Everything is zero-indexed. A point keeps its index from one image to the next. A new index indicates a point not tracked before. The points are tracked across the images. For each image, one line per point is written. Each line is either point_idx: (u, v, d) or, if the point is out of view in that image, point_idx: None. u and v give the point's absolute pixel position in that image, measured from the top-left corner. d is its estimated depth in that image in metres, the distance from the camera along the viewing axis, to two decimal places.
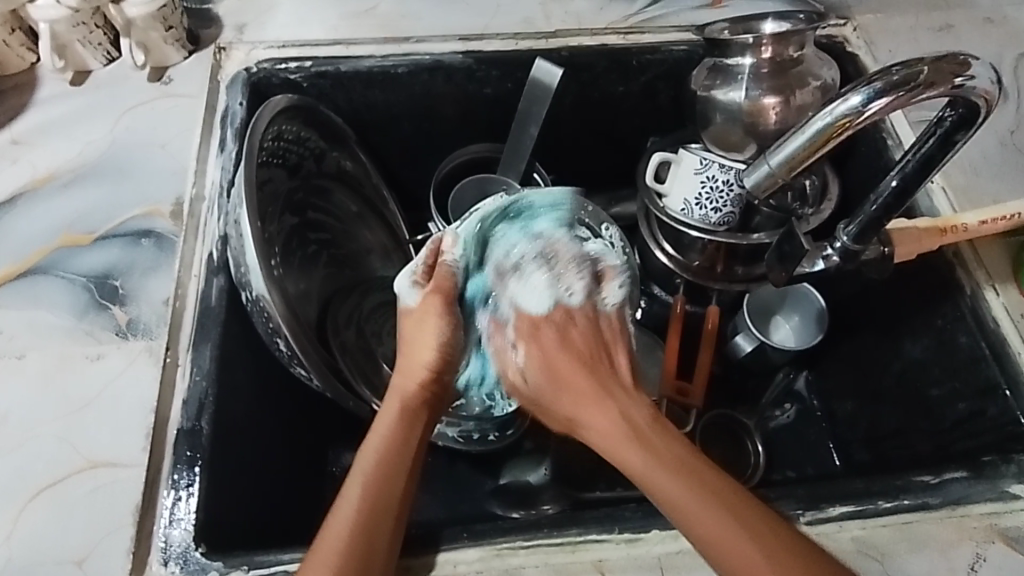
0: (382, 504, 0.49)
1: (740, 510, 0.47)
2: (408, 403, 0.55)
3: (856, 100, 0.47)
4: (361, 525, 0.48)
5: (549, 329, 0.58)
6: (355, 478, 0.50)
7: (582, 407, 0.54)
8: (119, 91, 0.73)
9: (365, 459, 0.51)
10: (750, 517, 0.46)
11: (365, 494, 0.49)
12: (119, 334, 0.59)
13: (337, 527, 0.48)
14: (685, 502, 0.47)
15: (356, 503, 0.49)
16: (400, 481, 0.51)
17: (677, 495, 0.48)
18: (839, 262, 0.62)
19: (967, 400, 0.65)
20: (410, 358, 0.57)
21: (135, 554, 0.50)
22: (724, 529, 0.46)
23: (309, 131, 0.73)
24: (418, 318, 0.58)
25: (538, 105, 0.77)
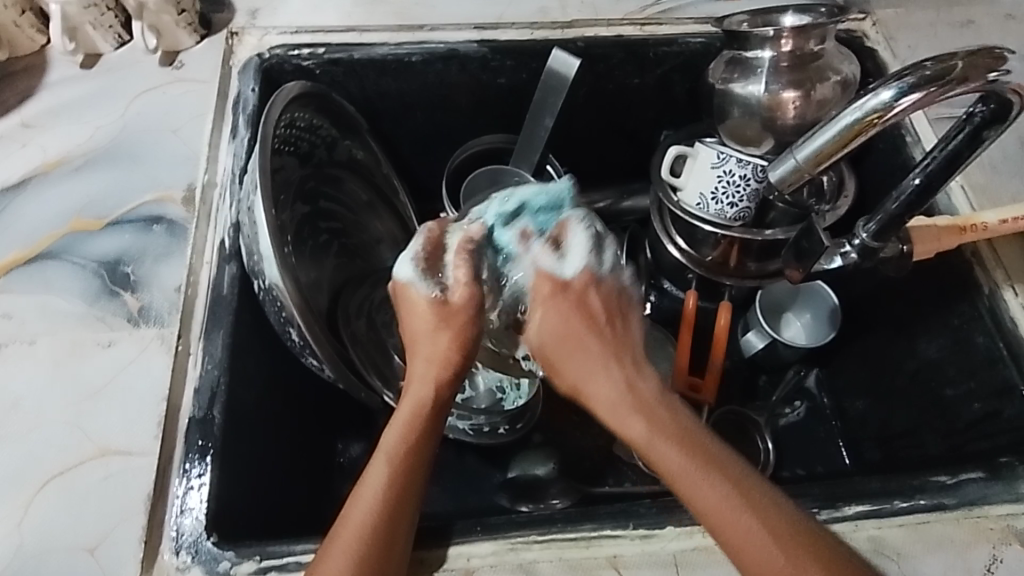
0: (402, 494, 0.50)
1: (749, 494, 0.48)
2: (436, 397, 0.54)
3: (887, 94, 0.46)
4: (387, 509, 0.49)
5: (561, 311, 0.58)
6: (379, 463, 0.51)
7: (601, 378, 0.55)
8: (130, 75, 0.72)
9: (392, 435, 0.53)
10: (757, 498, 0.48)
11: (393, 478, 0.50)
12: (130, 320, 0.58)
13: (358, 513, 0.49)
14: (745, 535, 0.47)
15: (380, 488, 0.50)
16: (422, 463, 0.52)
17: (684, 474, 0.49)
18: (857, 259, 0.61)
19: (982, 400, 0.65)
20: (433, 348, 0.56)
21: (147, 543, 0.50)
22: (733, 509, 0.48)
23: (321, 119, 0.73)
24: (454, 313, 0.56)
25: (554, 96, 0.76)
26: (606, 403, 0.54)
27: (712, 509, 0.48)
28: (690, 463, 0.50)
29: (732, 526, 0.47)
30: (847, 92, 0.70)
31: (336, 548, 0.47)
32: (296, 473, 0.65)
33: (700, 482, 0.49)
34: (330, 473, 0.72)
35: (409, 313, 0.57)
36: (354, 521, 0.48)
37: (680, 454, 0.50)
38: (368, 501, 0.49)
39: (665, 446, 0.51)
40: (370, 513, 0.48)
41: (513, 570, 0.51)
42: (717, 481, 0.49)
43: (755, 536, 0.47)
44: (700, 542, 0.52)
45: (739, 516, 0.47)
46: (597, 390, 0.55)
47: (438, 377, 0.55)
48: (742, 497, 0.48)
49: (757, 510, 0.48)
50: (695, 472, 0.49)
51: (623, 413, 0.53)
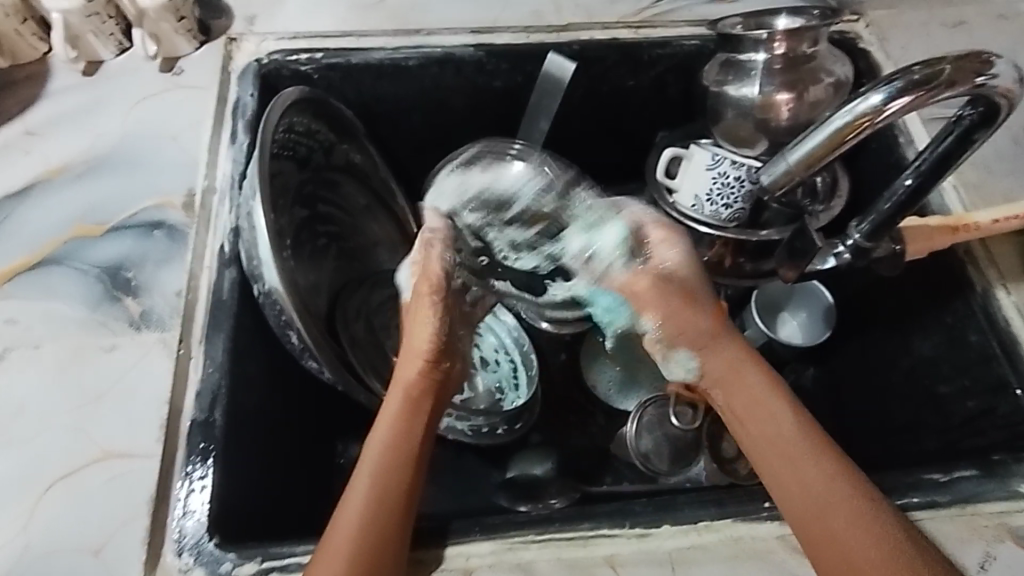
0: (389, 497, 0.51)
1: (864, 508, 0.50)
2: (410, 395, 0.56)
3: (876, 98, 0.46)
4: (371, 521, 0.49)
5: (676, 309, 0.60)
6: (364, 470, 0.52)
7: (739, 396, 0.58)
8: (129, 82, 0.72)
9: (373, 454, 0.53)
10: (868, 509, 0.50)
11: (374, 487, 0.51)
12: (132, 325, 0.59)
13: (345, 520, 0.50)
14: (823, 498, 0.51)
15: (363, 499, 0.51)
16: (401, 474, 0.53)
17: (785, 476, 0.53)
18: (851, 259, 0.63)
19: (976, 398, 0.65)
20: (410, 346, 0.57)
21: (150, 545, 0.50)
22: (851, 528, 0.49)
23: (320, 123, 0.74)
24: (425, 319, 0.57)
25: (550, 97, 0.79)
26: (726, 368, 0.59)
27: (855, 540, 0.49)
28: (807, 462, 0.53)
29: (811, 496, 0.51)
30: (840, 93, 0.71)
31: (329, 551, 0.48)
32: (297, 477, 0.66)
33: (813, 490, 0.51)
34: (332, 474, 0.72)
35: (411, 313, 0.58)
36: (341, 534, 0.49)
37: (811, 467, 0.52)
38: (354, 514, 0.50)
39: (769, 415, 0.56)
40: (357, 525, 0.49)
41: (511, 569, 0.51)
42: (842, 494, 0.51)
43: (858, 543, 0.48)
44: (695, 540, 0.53)
45: (843, 523, 0.49)
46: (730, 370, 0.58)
47: (409, 384, 0.56)
48: (839, 495, 0.50)
49: (858, 515, 0.50)
50: (795, 444, 0.54)
51: (755, 423, 0.56)
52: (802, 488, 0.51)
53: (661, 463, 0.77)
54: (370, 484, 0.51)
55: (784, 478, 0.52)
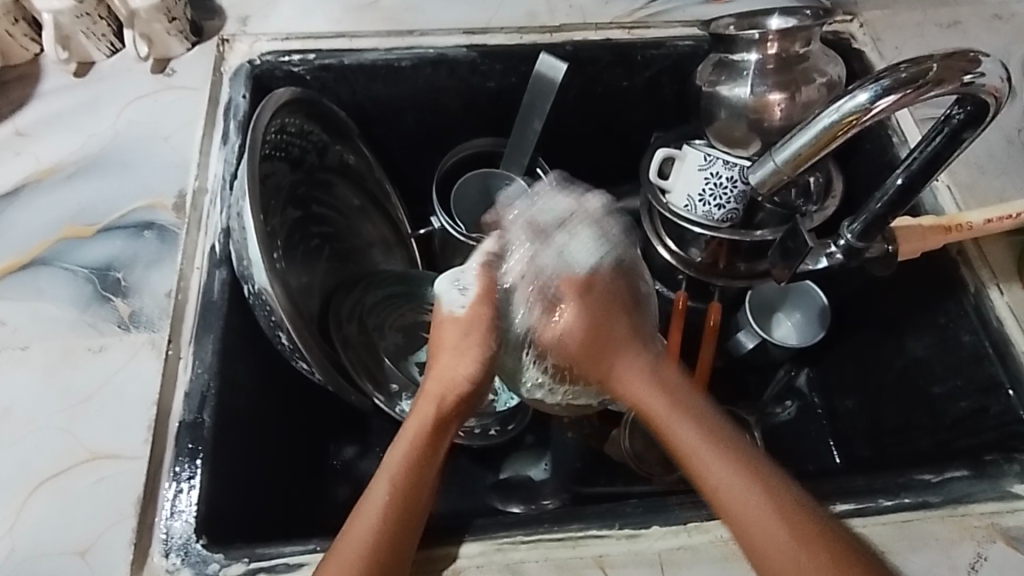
0: (409, 507, 0.50)
1: (776, 491, 0.50)
2: (442, 409, 0.56)
3: (863, 97, 0.46)
4: (389, 525, 0.49)
5: (583, 307, 0.61)
6: (382, 477, 0.52)
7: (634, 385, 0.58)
8: (122, 83, 0.72)
9: (397, 458, 0.53)
10: (779, 492, 0.50)
11: (393, 494, 0.51)
12: (121, 326, 0.59)
13: (361, 524, 0.49)
14: (751, 522, 0.49)
15: (382, 504, 0.50)
16: (423, 484, 0.52)
17: (704, 460, 0.52)
18: (843, 260, 0.63)
19: (969, 398, 0.65)
20: (452, 364, 0.57)
21: (137, 545, 0.50)
22: (761, 508, 0.49)
23: (312, 124, 0.74)
24: (477, 330, 0.57)
25: (543, 98, 0.77)
26: (636, 381, 0.58)
27: (757, 517, 0.49)
28: (703, 438, 0.53)
29: (722, 484, 0.51)
30: (832, 93, 0.71)
31: (340, 554, 0.48)
32: (286, 477, 0.66)
33: (716, 467, 0.51)
34: (324, 475, 0.72)
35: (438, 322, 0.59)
36: (355, 538, 0.49)
37: (707, 441, 0.53)
38: (371, 516, 0.49)
39: (685, 429, 0.54)
40: (375, 527, 0.49)
41: (499, 570, 0.51)
42: (743, 472, 0.51)
43: (772, 528, 0.48)
44: (686, 541, 0.52)
45: (761, 511, 0.49)
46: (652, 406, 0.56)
47: (441, 398, 0.56)
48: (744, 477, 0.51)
49: (771, 498, 0.50)
50: (703, 440, 0.53)
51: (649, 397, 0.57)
52: (718, 488, 0.51)
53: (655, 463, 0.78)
54: (387, 486, 0.51)
55: (693, 459, 0.53)
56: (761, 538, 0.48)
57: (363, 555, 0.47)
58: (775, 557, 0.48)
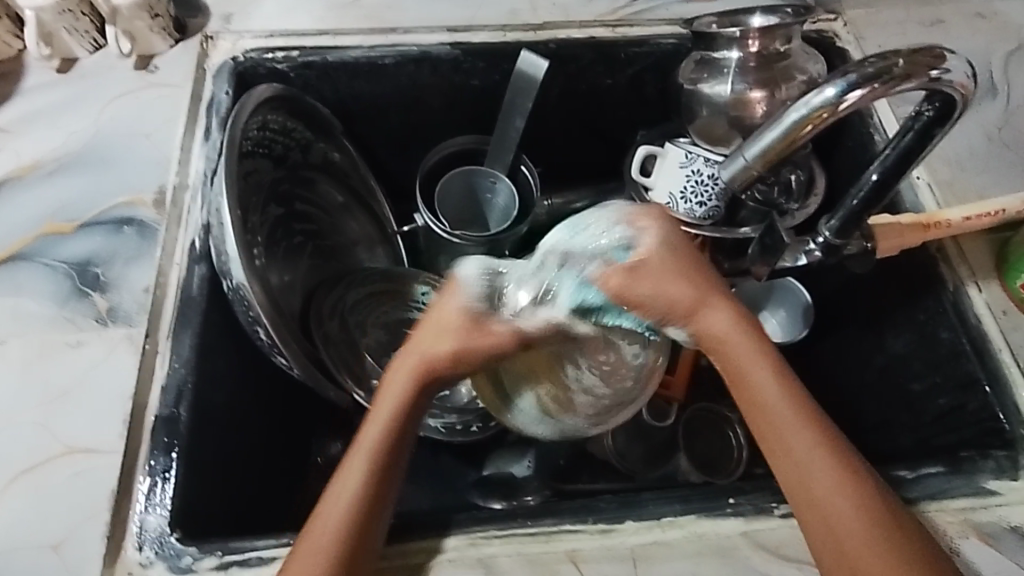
0: (371, 503, 0.48)
1: (875, 515, 0.46)
2: (409, 393, 0.51)
3: (832, 92, 0.46)
4: (350, 526, 0.47)
5: (653, 269, 0.49)
6: (347, 477, 0.49)
7: (753, 373, 0.50)
8: (104, 80, 0.73)
9: (360, 451, 0.49)
10: (883, 518, 0.46)
11: (358, 496, 0.48)
12: (99, 321, 0.59)
13: (320, 528, 0.47)
14: (827, 497, 0.47)
15: (343, 508, 0.47)
16: (388, 477, 0.50)
17: (806, 462, 0.48)
18: (821, 258, 0.64)
19: (947, 395, 0.65)
20: (426, 346, 0.50)
21: (110, 539, 0.50)
22: (858, 531, 0.46)
23: (295, 122, 0.75)
24: (489, 338, 0.49)
25: (524, 97, 0.77)
26: (741, 353, 0.50)
27: (852, 539, 0.45)
28: (815, 443, 0.48)
29: (824, 498, 0.47)
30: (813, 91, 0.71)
31: (300, 561, 0.46)
32: (265, 472, 0.66)
33: (819, 480, 0.47)
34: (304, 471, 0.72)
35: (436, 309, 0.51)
36: (316, 541, 0.47)
37: (819, 447, 0.48)
38: (331, 521, 0.47)
39: (770, 385, 0.50)
40: (340, 521, 0.47)
41: (472, 564, 0.51)
42: (850, 490, 0.47)
43: (870, 557, 0.45)
44: (659, 536, 0.52)
45: (853, 535, 0.46)
46: (734, 358, 0.50)
47: (409, 384, 0.50)
48: (846, 497, 0.46)
49: (871, 527, 0.46)
50: (818, 448, 0.48)
51: (745, 373, 0.50)
52: (816, 498, 0.47)
53: (637, 461, 0.79)
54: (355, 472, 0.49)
55: (786, 463, 0.49)
56: (830, 513, 0.46)
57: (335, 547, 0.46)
58: (841, 531, 0.46)
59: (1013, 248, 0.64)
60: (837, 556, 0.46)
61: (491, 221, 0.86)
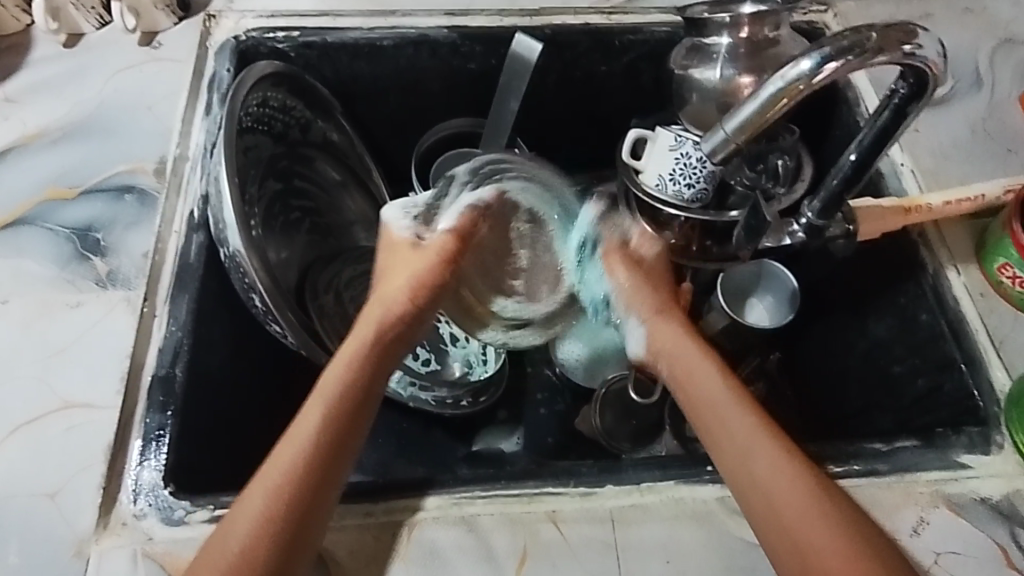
0: (304, 466, 0.49)
1: (820, 489, 0.49)
2: (348, 372, 0.55)
3: (807, 64, 0.48)
4: (279, 494, 0.48)
5: (637, 275, 0.68)
6: (287, 443, 0.51)
7: (705, 382, 0.57)
8: (107, 54, 0.74)
9: (302, 423, 0.51)
10: (825, 491, 0.49)
11: (289, 463, 0.49)
12: (98, 283, 0.61)
13: (250, 500, 0.48)
14: (780, 485, 0.49)
15: (279, 473, 0.49)
16: (326, 446, 0.51)
17: (755, 448, 0.52)
18: (805, 238, 0.67)
19: (925, 375, 0.66)
20: (387, 292, 0.62)
21: (105, 490, 0.52)
22: (806, 502, 0.48)
23: (294, 100, 0.77)
24: (428, 255, 0.62)
25: (518, 79, 0.79)
26: (697, 373, 0.58)
27: (799, 517, 0.48)
28: (757, 427, 0.53)
29: (772, 478, 0.50)
30: None
31: (225, 534, 0.47)
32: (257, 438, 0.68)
33: (767, 462, 0.51)
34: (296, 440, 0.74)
35: (387, 245, 0.65)
36: (245, 509, 0.48)
37: (769, 437, 0.52)
38: (263, 485, 0.48)
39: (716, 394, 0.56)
40: (265, 492, 0.48)
41: (455, 522, 0.53)
42: (792, 466, 0.50)
43: (822, 535, 0.47)
44: (637, 500, 0.54)
45: (802, 505, 0.48)
46: (697, 377, 0.58)
47: (350, 361, 0.56)
48: (789, 470, 0.50)
49: (818, 500, 0.49)
50: (760, 429, 0.52)
51: (698, 381, 0.58)
52: (763, 475, 0.50)
53: (624, 440, 0.79)
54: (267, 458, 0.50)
55: (743, 452, 0.52)
56: (776, 498, 0.49)
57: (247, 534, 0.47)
58: (788, 506, 0.49)
59: (991, 233, 0.66)
60: (792, 539, 0.48)
61: None
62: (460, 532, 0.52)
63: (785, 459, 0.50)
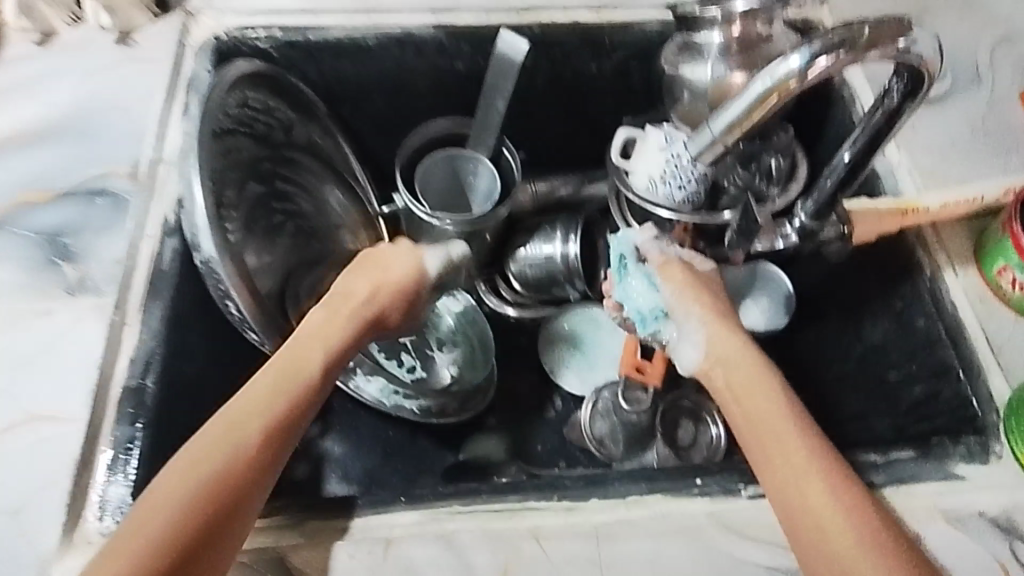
0: (250, 458, 0.47)
1: (864, 518, 0.45)
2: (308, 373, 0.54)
3: (796, 61, 0.47)
4: (221, 482, 0.46)
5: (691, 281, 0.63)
6: (235, 429, 0.48)
7: (753, 394, 0.53)
8: (82, 54, 0.72)
9: (253, 409, 0.50)
10: (870, 520, 0.45)
11: (236, 451, 0.47)
12: (68, 291, 0.59)
13: (183, 475, 0.45)
14: (822, 507, 0.46)
15: (223, 456, 0.47)
16: (277, 446, 0.49)
17: (791, 464, 0.49)
18: (797, 242, 0.65)
19: (922, 382, 0.65)
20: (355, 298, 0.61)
21: (70, 507, 0.50)
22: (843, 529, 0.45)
23: (277, 101, 0.75)
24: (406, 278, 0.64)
25: (504, 79, 0.77)
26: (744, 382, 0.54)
27: (838, 543, 0.44)
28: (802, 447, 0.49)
29: (808, 499, 0.47)
30: None
31: (152, 505, 0.44)
32: None
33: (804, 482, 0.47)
34: None
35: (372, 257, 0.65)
36: (177, 484, 0.45)
37: (809, 455, 0.49)
38: (203, 464, 0.46)
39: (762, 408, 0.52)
40: (206, 473, 0.46)
41: (433, 539, 0.51)
42: (837, 492, 0.47)
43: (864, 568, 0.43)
44: (623, 515, 0.52)
45: (845, 533, 0.45)
46: (747, 388, 0.54)
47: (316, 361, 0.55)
48: (829, 496, 0.46)
49: (863, 530, 0.45)
50: (806, 453, 0.49)
51: (746, 389, 0.54)
52: (806, 500, 0.47)
53: (614, 448, 0.78)
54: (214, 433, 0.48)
55: (776, 467, 0.49)
56: (827, 530, 0.45)
57: (185, 519, 0.44)
58: (826, 532, 0.45)
59: (990, 236, 0.64)
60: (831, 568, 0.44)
61: (474, 204, 0.85)
62: (438, 549, 0.50)
63: (838, 489, 0.47)
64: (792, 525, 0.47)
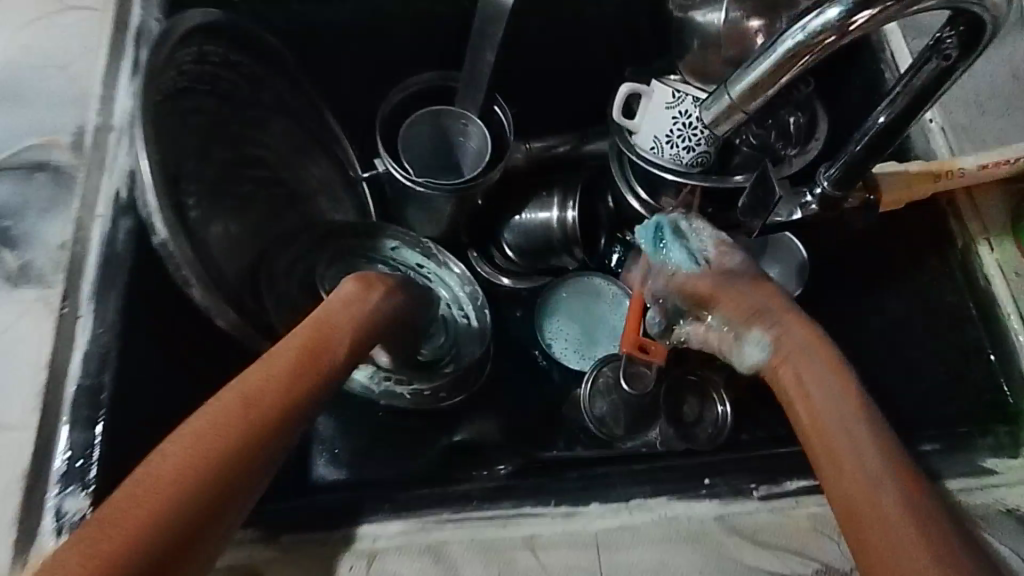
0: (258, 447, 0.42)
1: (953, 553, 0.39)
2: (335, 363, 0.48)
3: (835, 12, 0.40)
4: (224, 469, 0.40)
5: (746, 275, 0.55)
6: (248, 410, 0.43)
7: (821, 395, 0.47)
8: (12, 3, 0.64)
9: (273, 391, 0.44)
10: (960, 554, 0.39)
11: (243, 437, 0.41)
12: (9, 280, 0.53)
13: (182, 454, 0.39)
14: (899, 531, 0.40)
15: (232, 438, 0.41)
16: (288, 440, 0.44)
17: (864, 477, 0.43)
18: (817, 211, 0.59)
19: (945, 363, 0.61)
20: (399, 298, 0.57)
21: (22, 523, 0.46)
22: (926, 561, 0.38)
23: (238, 54, 0.66)
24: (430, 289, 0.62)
25: (494, 24, 0.68)
26: (815, 377, 0.48)
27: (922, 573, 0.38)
28: (883, 462, 0.43)
29: (889, 519, 0.40)
30: None
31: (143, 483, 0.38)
32: None
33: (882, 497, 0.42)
34: None
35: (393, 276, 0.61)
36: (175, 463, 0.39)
37: (886, 469, 0.43)
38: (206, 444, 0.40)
39: (836, 398, 0.47)
40: (208, 457, 0.40)
41: (420, 552, 0.46)
42: (917, 518, 0.40)
43: None
44: (626, 520, 0.48)
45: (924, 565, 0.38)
46: (818, 388, 0.47)
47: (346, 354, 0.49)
48: (908, 520, 0.40)
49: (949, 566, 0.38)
50: (885, 469, 0.43)
51: (816, 383, 0.48)
52: (883, 528, 0.40)
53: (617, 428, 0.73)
54: (207, 419, 0.41)
55: (845, 480, 0.43)
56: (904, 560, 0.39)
57: (175, 507, 0.37)
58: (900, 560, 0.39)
59: None
60: None
61: (465, 163, 0.78)
62: (425, 564, 0.46)
63: (920, 517, 0.40)
64: (859, 546, 0.41)
